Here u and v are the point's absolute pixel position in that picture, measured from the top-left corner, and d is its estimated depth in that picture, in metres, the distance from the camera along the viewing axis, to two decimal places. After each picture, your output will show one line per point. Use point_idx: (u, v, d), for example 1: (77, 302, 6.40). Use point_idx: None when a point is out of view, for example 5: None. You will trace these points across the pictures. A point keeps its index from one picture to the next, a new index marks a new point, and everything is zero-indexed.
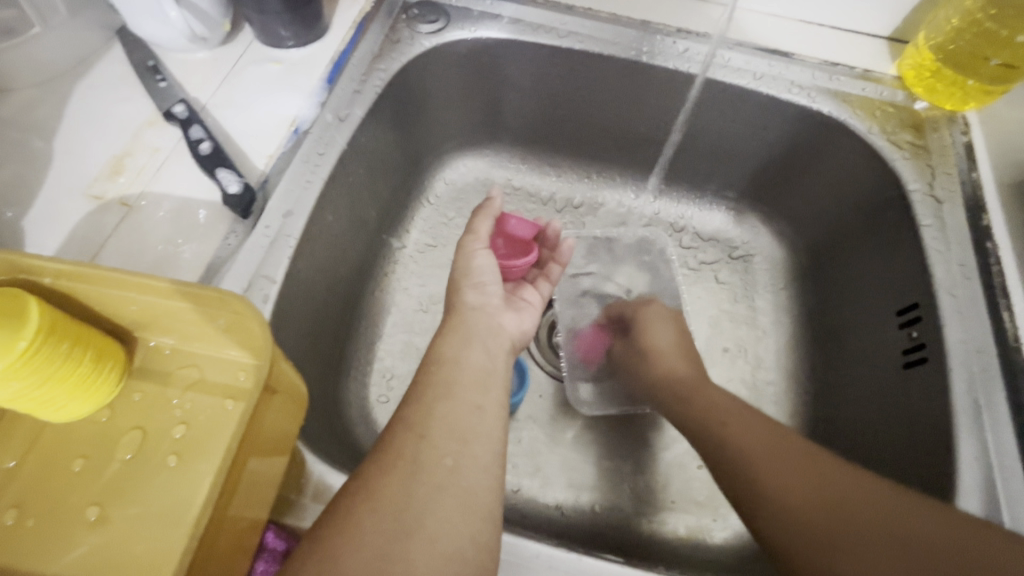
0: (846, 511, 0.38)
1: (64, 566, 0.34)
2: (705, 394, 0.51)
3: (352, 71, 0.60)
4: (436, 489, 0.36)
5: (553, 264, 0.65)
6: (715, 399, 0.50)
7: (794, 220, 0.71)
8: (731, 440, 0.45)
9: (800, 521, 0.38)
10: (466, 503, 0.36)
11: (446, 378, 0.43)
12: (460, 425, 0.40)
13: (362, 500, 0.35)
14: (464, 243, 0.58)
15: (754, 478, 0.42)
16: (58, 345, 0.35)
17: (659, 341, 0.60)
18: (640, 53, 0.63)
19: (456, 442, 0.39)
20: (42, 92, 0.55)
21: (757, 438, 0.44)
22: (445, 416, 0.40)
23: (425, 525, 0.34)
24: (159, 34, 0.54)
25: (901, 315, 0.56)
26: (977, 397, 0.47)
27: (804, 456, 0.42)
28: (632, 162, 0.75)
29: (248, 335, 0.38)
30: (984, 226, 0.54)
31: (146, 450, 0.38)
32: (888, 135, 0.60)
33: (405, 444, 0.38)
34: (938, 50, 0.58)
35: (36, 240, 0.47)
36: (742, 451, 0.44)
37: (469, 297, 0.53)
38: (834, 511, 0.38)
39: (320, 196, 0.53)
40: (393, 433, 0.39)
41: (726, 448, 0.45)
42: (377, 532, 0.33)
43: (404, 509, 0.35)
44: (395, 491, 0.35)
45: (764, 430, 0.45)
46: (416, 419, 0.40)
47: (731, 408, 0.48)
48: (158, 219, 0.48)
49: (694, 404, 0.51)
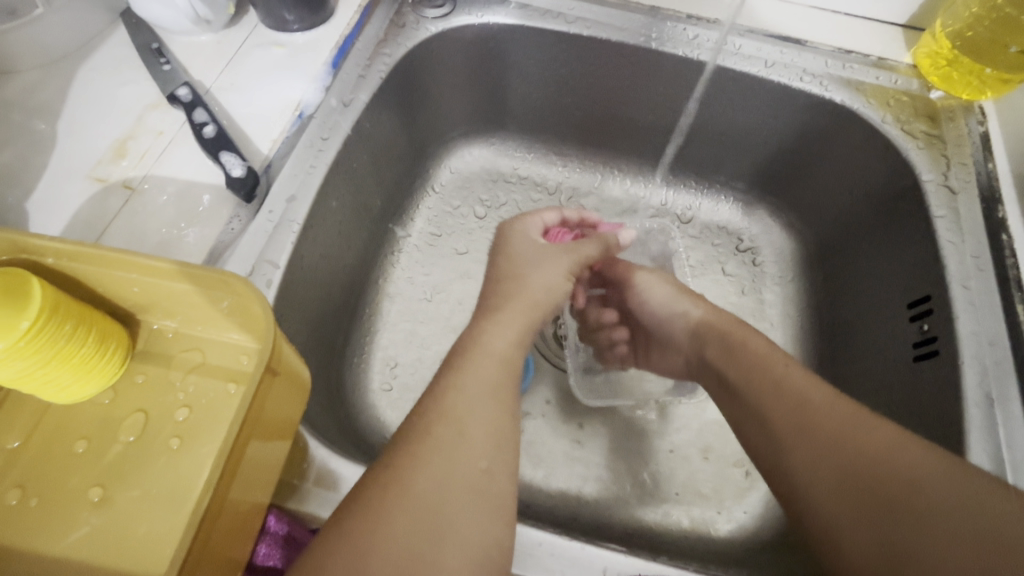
0: (878, 466, 0.35)
1: (68, 545, 0.34)
2: (745, 342, 0.48)
3: (357, 56, 0.59)
4: (471, 493, 0.35)
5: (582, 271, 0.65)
6: (758, 352, 0.46)
7: (803, 212, 0.70)
8: (766, 399, 0.43)
9: (823, 471, 0.37)
10: (492, 508, 0.35)
11: (468, 360, 0.41)
12: (497, 427, 0.38)
13: (392, 496, 0.33)
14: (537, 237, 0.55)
15: (787, 436, 0.40)
16: (61, 325, 0.35)
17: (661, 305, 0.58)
18: (649, 39, 0.62)
19: (488, 442, 0.37)
20: (47, 74, 0.54)
21: (792, 396, 0.42)
22: (480, 413, 0.38)
23: (456, 530, 0.33)
24: (163, 17, 0.54)
25: (912, 307, 0.55)
26: (989, 391, 0.46)
27: (839, 412, 0.39)
28: (640, 151, 0.74)
29: (252, 318, 0.38)
30: (999, 218, 0.53)
31: (149, 432, 0.38)
32: (902, 125, 0.59)
33: (441, 439, 0.36)
34: (955, 38, 0.57)
35: (41, 223, 0.47)
36: (778, 401, 0.42)
37: (535, 274, 0.50)
38: (864, 466, 0.36)
39: (324, 181, 0.53)
40: (430, 419, 0.37)
41: (764, 408, 0.43)
42: (410, 532, 0.32)
43: (437, 510, 0.33)
44: (428, 492, 0.34)
45: (795, 386, 0.42)
46: (453, 413, 0.38)
47: (773, 360, 0.45)
48: (162, 202, 0.48)
49: (732, 353, 0.48)
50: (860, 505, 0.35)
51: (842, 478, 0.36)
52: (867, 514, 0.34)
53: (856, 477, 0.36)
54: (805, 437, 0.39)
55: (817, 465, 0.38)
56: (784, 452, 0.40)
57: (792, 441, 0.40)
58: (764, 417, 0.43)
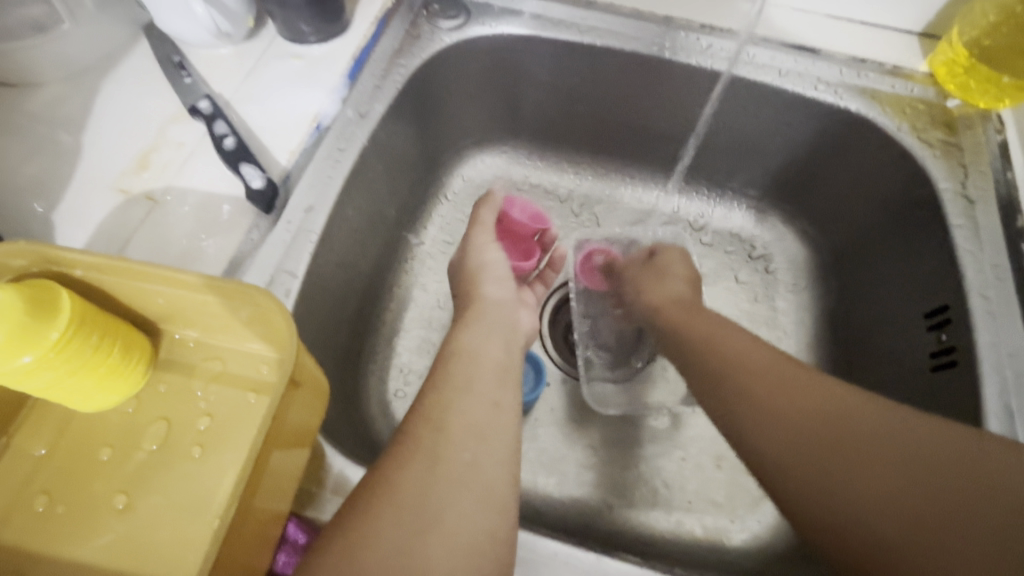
0: (835, 426, 0.39)
1: (94, 552, 0.35)
2: (701, 321, 0.51)
3: (372, 67, 0.60)
4: (455, 484, 0.37)
5: (549, 272, 0.68)
6: (711, 329, 0.49)
7: (818, 220, 0.70)
8: (722, 368, 0.45)
9: (782, 433, 0.40)
10: (483, 499, 0.37)
11: (447, 366, 0.44)
12: (478, 420, 0.40)
13: (381, 495, 0.36)
14: (475, 236, 0.59)
15: (743, 401, 0.42)
16: (89, 336, 0.36)
17: (660, 275, 0.60)
18: (662, 48, 0.63)
19: (472, 437, 0.39)
20: (72, 88, 0.56)
21: (748, 363, 0.44)
22: (459, 410, 0.40)
23: (442, 520, 0.35)
24: (185, 30, 0.55)
25: (930, 317, 0.54)
26: (1009, 403, 0.46)
27: (790, 379, 0.42)
28: (652, 159, 0.74)
29: (272, 329, 0.38)
30: (1018, 227, 0.52)
31: (171, 440, 0.38)
32: (918, 133, 0.58)
33: (421, 438, 0.39)
34: (972, 46, 0.56)
35: (65, 234, 0.48)
36: (732, 368, 0.44)
37: (491, 254, 0.57)
38: (822, 426, 0.39)
39: (341, 191, 0.54)
40: (413, 425, 0.40)
41: (719, 376, 0.45)
42: (399, 526, 0.34)
43: (422, 503, 0.35)
44: (413, 486, 0.36)
45: (747, 356, 0.45)
46: (432, 412, 0.40)
47: (726, 334, 0.48)
48: (183, 213, 0.49)
49: (688, 329, 0.51)
50: (821, 464, 0.38)
51: (801, 437, 0.39)
52: (826, 471, 0.37)
53: (816, 437, 0.39)
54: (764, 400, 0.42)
55: (777, 428, 0.40)
56: (742, 415, 0.42)
57: (749, 407, 0.42)
58: (716, 384, 0.45)
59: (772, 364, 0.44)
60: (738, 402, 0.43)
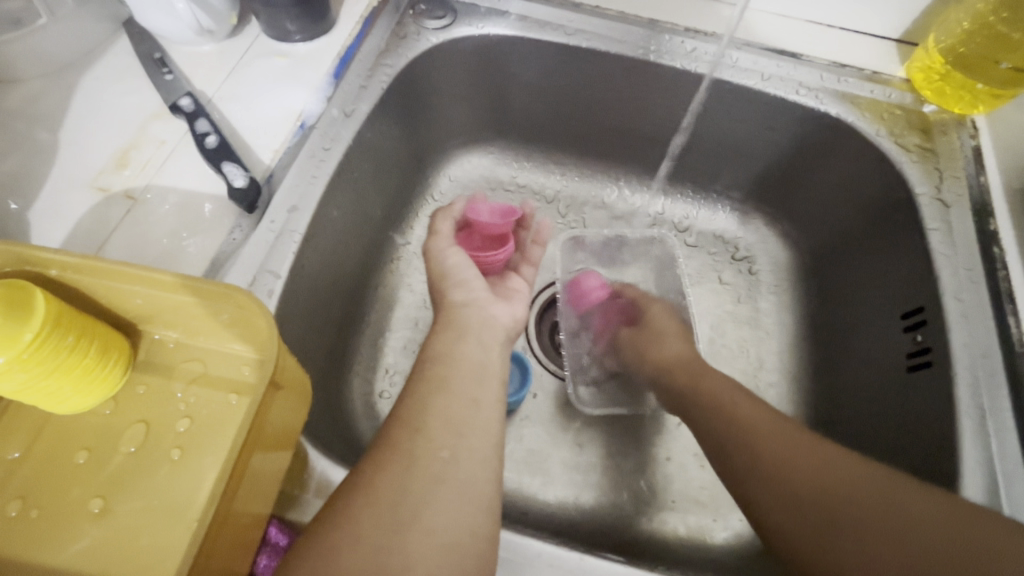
0: (836, 490, 0.39)
1: (70, 557, 0.34)
2: (708, 379, 0.52)
3: (358, 66, 0.59)
4: (432, 482, 0.37)
5: (534, 247, 0.65)
6: (715, 389, 0.51)
7: (799, 223, 0.71)
8: (731, 427, 0.46)
9: (782, 493, 0.41)
10: (462, 495, 0.37)
11: (423, 370, 0.44)
12: (455, 417, 0.40)
13: (358, 496, 0.36)
14: (433, 246, 0.58)
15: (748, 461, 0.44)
16: (64, 337, 0.35)
17: (656, 335, 0.61)
18: (647, 51, 0.63)
19: (450, 434, 0.39)
20: (49, 84, 0.55)
21: (758, 423, 0.45)
22: (436, 409, 0.41)
23: (419, 518, 0.35)
24: (167, 27, 0.54)
25: (907, 318, 0.55)
26: (981, 402, 0.47)
27: (796, 442, 0.43)
28: (638, 161, 0.75)
29: (254, 330, 0.38)
30: (991, 231, 0.54)
31: (150, 442, 0.38)
32: (896, 139, 0.59)
33: (398, 439, 0.39)
34: (948, 53, 0.57)
35: (42, 233, 0.47)
36: (739, 425, 0.46)
37: (452, 256, 0.56)
38: (822, 490, 0.40)
39: (326, 191, 0.53)
40: (390, 428, 0.40)
41: (728, 434, 0.46)
42: (378, 527, 0.34)
43: (400, 501, 0.36)
44: (390, 485, 0.36)
45: (753, 417, 0.46)
46: (410, 413, 0.40)
47: (736, 394, 0.49)
48: (163, 213, 0.48)
49: (694, 387, 0.52)
50: (818, 525, 0.39)
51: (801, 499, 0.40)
52: (823, 534, 0.38)
53: (815, 501, 0.39)
54: (769, 459, 0.43)
55: (779, 490, 0.41)
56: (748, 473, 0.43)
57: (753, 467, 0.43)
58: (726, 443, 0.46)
59: (779, 425, 0.45)
60: (746, 471, 0.44)
